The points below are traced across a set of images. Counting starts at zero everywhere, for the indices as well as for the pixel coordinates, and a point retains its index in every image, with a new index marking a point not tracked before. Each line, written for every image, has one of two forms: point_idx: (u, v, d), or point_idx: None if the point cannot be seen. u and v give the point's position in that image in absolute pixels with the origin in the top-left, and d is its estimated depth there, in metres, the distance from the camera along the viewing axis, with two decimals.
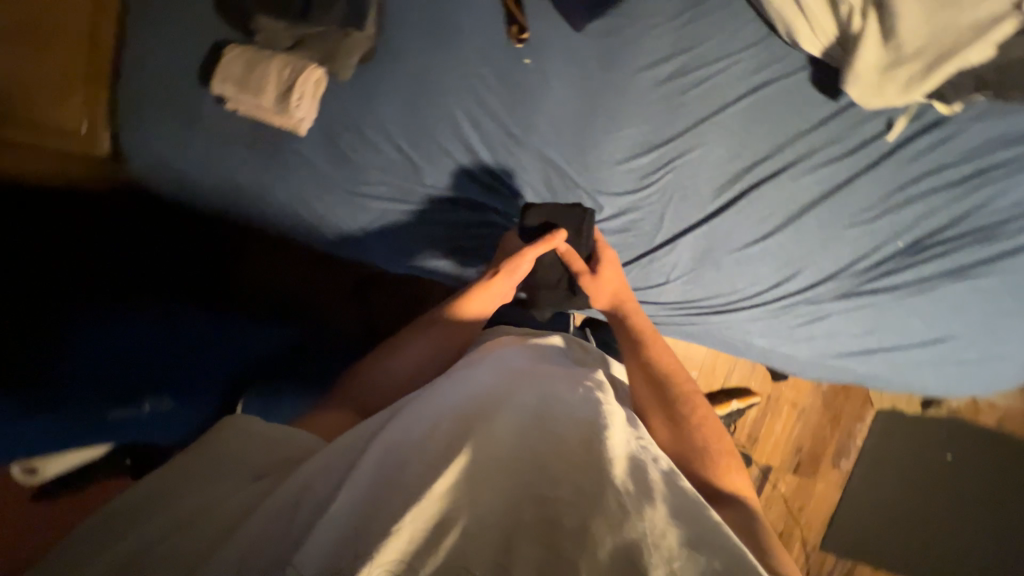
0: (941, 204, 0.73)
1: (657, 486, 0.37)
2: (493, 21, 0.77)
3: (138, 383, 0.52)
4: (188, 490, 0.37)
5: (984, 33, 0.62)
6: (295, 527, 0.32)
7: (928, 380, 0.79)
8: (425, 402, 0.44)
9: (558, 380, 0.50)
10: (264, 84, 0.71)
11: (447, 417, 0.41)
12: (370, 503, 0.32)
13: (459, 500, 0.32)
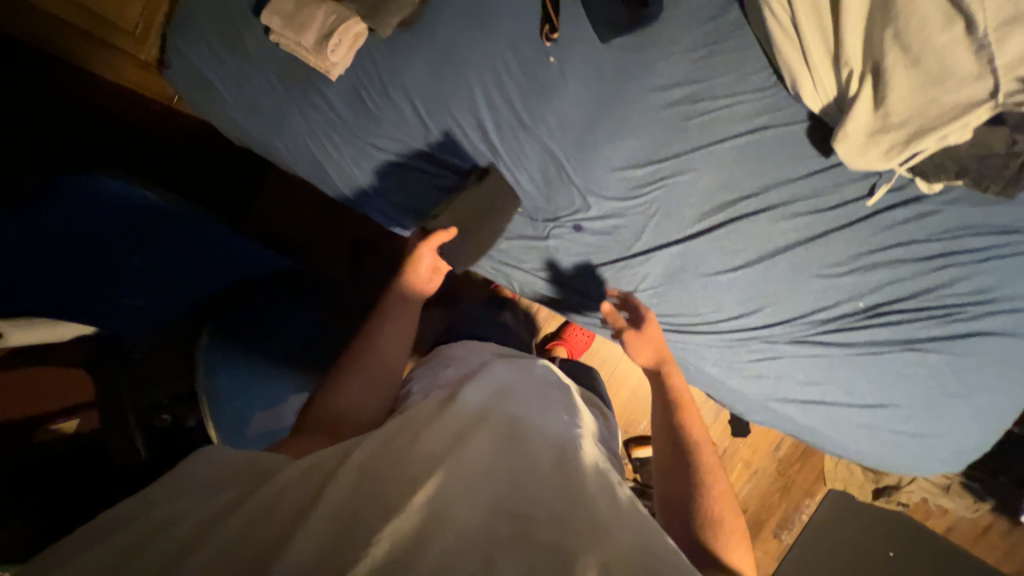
0: (907, 275, 0.76)
1: (619, 507, 0.45)
2: (530, 17, 0.84)
3: (110, 290, 0.68)
4: (159, 502, 0.38)
5: (962, 114, 0.65)
6: (280, 518, 0.37)
7: (864, 445, 0.80)
8: (409, 417, 0.51)
9: (525, 408, 0.55)
10: (308, 26, 0.84)
11: (431, 433, 0.47)
12: (362, 504, 0.38)
13: (441, 510, 0.38)
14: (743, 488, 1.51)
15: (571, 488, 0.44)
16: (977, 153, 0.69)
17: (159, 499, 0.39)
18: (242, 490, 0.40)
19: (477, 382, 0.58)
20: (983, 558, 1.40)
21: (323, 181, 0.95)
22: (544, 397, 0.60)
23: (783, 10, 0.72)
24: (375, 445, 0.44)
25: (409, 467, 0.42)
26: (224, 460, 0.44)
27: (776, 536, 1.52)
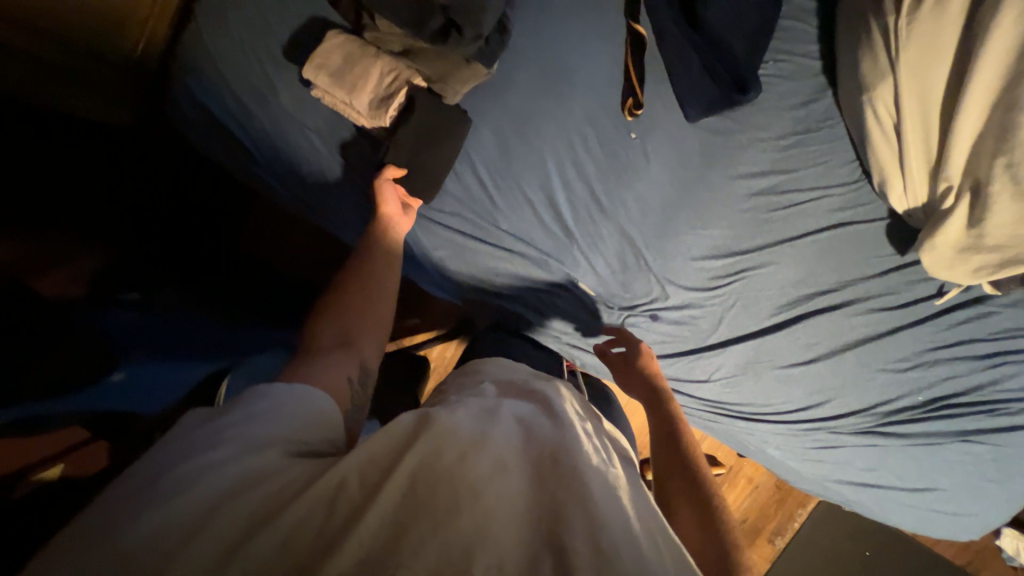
0: (963, 371, 0.80)
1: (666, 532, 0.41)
2: (612, 85, 0.78)
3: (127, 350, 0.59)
4: (209, 466, 0.39)
5: None
6: (331, 523, 0.36)
7: (904, 518, 0.87)
8: (467, 416, 0.46)
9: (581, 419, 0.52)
10: (361, 85, 0.73)
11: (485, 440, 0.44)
12: (406, 517, 0.37)
13: (483, 535, 0.36)
14: (744, 502, 1.54)
15: (632, 518, 0.39)
16: None
17: (206, 462, 0.39)
18: (305, 476, 0.40)
19: (536, 397, 0.54)
20: None
21: None
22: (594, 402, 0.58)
23: (886, 113, 0.71)
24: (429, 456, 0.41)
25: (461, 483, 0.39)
26: (265, 408, 0.45)
27: (771, 541, 1.55)
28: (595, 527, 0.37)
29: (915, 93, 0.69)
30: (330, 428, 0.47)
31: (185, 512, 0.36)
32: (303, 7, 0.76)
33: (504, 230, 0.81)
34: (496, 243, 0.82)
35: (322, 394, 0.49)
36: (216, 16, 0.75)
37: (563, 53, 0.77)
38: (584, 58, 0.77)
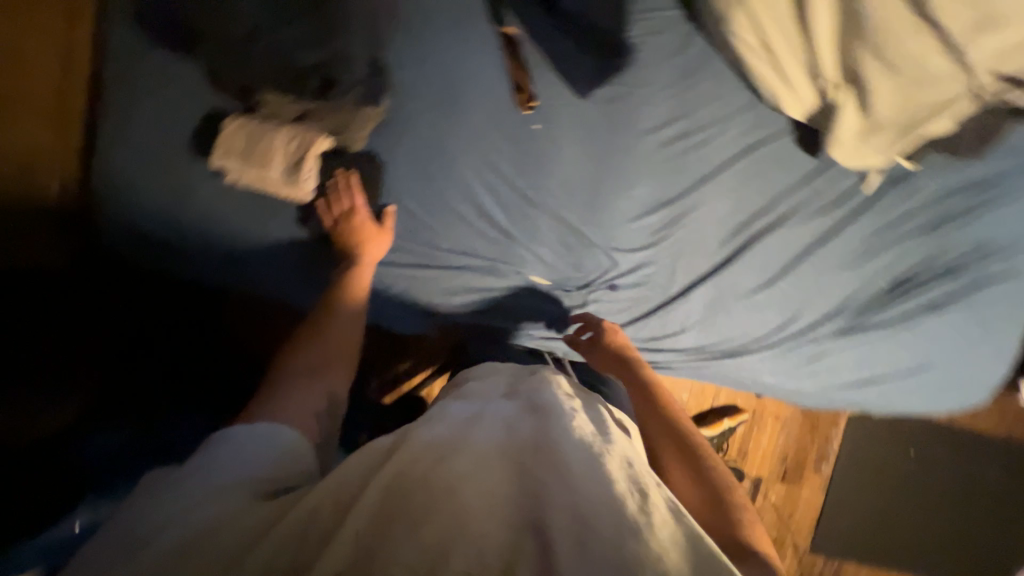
0: (914, 247, 0.82)
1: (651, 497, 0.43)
2: (504, 87, 0.81)
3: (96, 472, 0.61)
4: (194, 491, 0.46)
5: (946, 108, 0.69)
6: (307, 546, 0.38)
7: (914, 403, 0.88)
8: (441, 432, 0.48)
9: (547, 406, 0.54)
10: (269, 158, 0.75)
11: (455, 448, 0.46)
12: (383, 522, 0.39)
13: (456, 530, 0.37)
14: (779, 440, 1.56)
15: (615, 493, 0.41)
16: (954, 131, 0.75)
17: (191, 489, 0.46)
18: (283, 511, 0.42)
19: (502, 401, 0.56)
20: None
21: None
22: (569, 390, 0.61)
23: (752, 36, 0.73)
24: (398, 473, 0.43)
25: (430, 485, 0.41)
26: (239, 436, 0.52)
27: (819, 470, 1.54)
28: (567, 496, 0.40)
29: (771, 11, 0.70)
30: (301, 456, 0.53)
31: (175, 534, 0.41)
32: (193, 101, 0.78)
33: (447, 250, 0.83)
34: (442, 265, 0.83)
35: (291, 425, 0.56)
36: (117, 138, 0.78)
37: (448, 73, 0.80)
38: (470, 71, 0.81)
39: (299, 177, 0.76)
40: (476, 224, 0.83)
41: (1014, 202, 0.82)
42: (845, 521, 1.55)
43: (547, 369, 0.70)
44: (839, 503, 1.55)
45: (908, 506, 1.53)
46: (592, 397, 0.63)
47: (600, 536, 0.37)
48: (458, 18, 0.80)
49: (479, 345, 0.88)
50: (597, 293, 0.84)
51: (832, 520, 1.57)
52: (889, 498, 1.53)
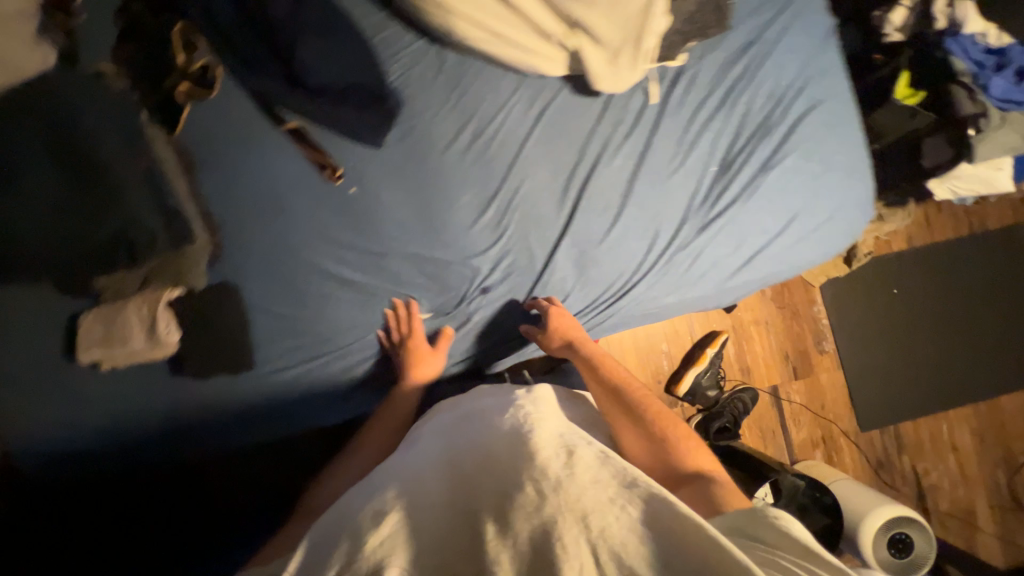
0: (720, 125, 0.87)
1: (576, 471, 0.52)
2: (312, 170, 0.88)
3: None
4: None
5: (648, 15, 0.76)
6: None
7: (812, 253, 0.88)
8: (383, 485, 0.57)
9: (493, 423, 0.64)
10: (129, 333, 0.79)
11: (416, 485, 0.56)
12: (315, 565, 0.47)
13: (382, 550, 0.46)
14: (771, 341, 1.65)
15: (540, 484, 0.50)
16: (687, 22, 0.83)
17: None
18: None
19: (459, 433, 0.67)
20: (938, 237, 1.67)
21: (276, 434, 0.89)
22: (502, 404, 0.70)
23: (479, 34, 0.81)
24: (365, 509, 0.52)
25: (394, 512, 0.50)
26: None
27: (822, 350, 1.65)
28: (503, 497, 0.50)
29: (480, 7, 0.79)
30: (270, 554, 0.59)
31: None
32: (43, 318, 0.81)
33: (329, 330, 0.88)
34: (334, 345, 0.88)
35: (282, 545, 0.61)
36: None
37: (259, 184, 0.87)
38: (278, 174, 0.88)
39: (160, 333, 0.80)
40: (346, 294, 0.88)
41: (782, 46, 0.88)
42: (866, 378, 1.65)
43: (494, 390, 0.77)
44: (851, 367, 1.65)
45: (898, 338, 1.65)
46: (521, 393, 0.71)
47: (528, 512, 0.47)
48: (246, 136, 0.88)
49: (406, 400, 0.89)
50: (475, 302, 0.88)
51: (859, 386, 1.65)
52: (881, 342, 1.65)
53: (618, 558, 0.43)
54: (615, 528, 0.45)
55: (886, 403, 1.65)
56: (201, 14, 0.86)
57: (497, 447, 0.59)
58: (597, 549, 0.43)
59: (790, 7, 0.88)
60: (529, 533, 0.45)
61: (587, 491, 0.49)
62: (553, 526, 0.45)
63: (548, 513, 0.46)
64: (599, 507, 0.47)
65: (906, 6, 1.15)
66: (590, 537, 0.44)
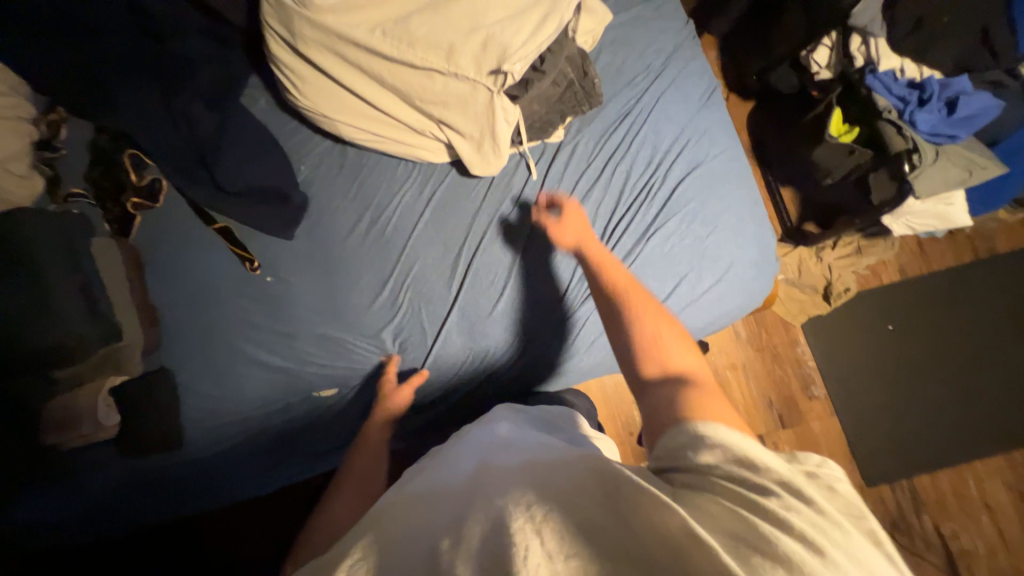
0: (600, 195, 0.88)
1: (544, 473, 0.45)
2: (236, 262, 0.99)
3: None
4: None
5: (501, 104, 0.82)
6: None
7: (702, 317, 0.87)
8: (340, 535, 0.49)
9: (449, 462, 0.58)
10: (74, 417, 0.91)
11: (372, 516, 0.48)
12: None
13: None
14: (753, 387, 1.51)
15: (502, 492, 0.44)
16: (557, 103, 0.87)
17: None
18: None
19: (423, 469, 0.60)
20: (935, 267, 1.53)
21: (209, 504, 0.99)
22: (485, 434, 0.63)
23: (363, 134, 0.89)
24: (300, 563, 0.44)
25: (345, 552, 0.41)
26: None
27: (813, 395, 1.50)
28: (460, 512, 0.43)
29: (353, 113, 0.87)
30: None
31: None
32: None
33: (249, 407, 0.97)
34: (252, 419, 0.97)
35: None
36: None
37: (192, 276, 0.99)
38: (207, 266, 0.99)
39: (103, 417, 0.92)
40: (264, 371, 0.97)
41: (660, 112, 0.89)
42: (866, 425, 1.48)
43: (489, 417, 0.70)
44: (846, 413, 1.49)
45: (898, 379, 1.50)
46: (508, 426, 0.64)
47: (475, 517, 0.41)
48: (181, 235, 1.01)
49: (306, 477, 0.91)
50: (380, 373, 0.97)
51: (857, 435, 1.48)
52: (878, 384, 1.50)
53: (567, 540, 0.37)
54: (566, 513, 0.39)
55: (895, 453, 1.47)
56: (133, 127, 0.97)
57: (464, 473, 0.53)
58: (538, 534, 0.37)
59: (665, 74, 0.90)
60: (478, 534, 0.39)
61: (536, 485, 0.43)
62: (500, 520, 0.39)
63: (496, 510, 0.41)
64: (542, 500, 0.41)
65: (826, 44, 1.09)
66: (536, 527, 0.38)
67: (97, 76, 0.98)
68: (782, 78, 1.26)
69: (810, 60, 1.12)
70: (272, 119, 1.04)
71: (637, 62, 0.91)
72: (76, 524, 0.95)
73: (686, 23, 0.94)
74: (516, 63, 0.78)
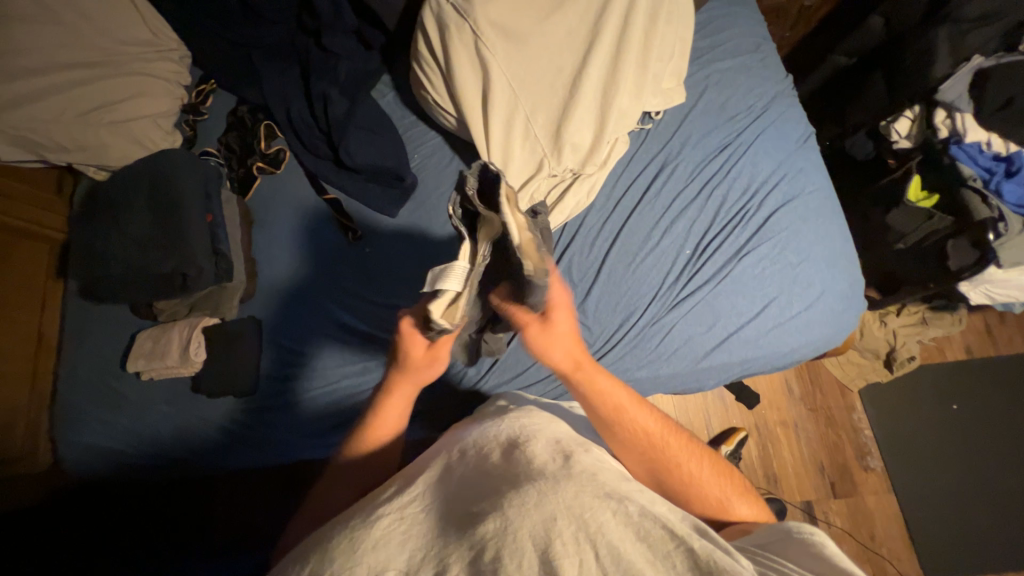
0: (695, 213, 0.93)
1: (592, 504, 0.42)
2: (338, 229, 1.06)
3: None
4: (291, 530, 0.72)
5: (596, 124, 0.93)
6: (323, 541, 0.43)
7: (787, 341, 0.88)
8: (392, 486, 0.52)
9: (484, 435, 0.57)
10: (169, 349, 0.96)
11: (419, 486, 0.50)
12: (311, 544, 0.44)
13: (386, 542, 0.41)
14: (804, 449, 1.44)
15: (543, 509, 0.41)
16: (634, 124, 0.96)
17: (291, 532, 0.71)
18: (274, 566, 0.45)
19: (468, 433, 0.60)
20: (1001, 350, 1.51)
21: (264, 459, 1.00)
22: (502, 425, 0.59)
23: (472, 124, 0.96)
24: (366, 507, 0.49)
25: (399, 519, 0.44)
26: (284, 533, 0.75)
27: (869, 466, 1.43)
28: (503, 498, 0.43)
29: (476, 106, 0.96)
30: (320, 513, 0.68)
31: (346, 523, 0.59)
32: (117, 328, 1.03)
33: (324, 366, 1.00)
34: (324, 381, 0.99)
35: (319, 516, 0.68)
36: (68, 370, 1.02)
37: (295, 237, 1.06)
38: (312, 230, 1.07)
39: (192, 350, 0.95)
40: (347, 335, 1.01)
41: (759, 147, 0.96)
42: (931, 509, 1.38)
43: (521, 409, 0.66)
44: (908, 492, 1.40)
45: (965, 461, 1.42)
46: (526, 421, 0.59)
47: (525, 509, 0.41)
48: (293, 199, 1.09)
49: None
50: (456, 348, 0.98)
51: (919, 519, 1.37)
52: (943, 465, 1.42)
53: (615, 551, 0.37)
54: (612, 524, 0.40)
55: (962, 545, 1.35)
56: (275, 100, 1.09)
57: (495, 462, 0.51)
58: (594, 547, 0.37)
59: (766, 115, 0.98)
60: (531, 528, 0.39)
61: (585, 490, 0.44)
62: (552, 521, 0.39)
63: (550, 509, 0.40)
64: (592, 504, 0.42)
65: (908, 116, 1.18)
66: (587, 536, 0.38)
67: (255, 56, 1.12)
68: (856, 145, 1.31)
69: (891, 129, 1.20)
70: (394, 112, 1.15)
71: (740, 101, 0.99)
72: (140, 456, 0.98)
73: (786, 75, 1.03)
74: (620, 97, 0.93)
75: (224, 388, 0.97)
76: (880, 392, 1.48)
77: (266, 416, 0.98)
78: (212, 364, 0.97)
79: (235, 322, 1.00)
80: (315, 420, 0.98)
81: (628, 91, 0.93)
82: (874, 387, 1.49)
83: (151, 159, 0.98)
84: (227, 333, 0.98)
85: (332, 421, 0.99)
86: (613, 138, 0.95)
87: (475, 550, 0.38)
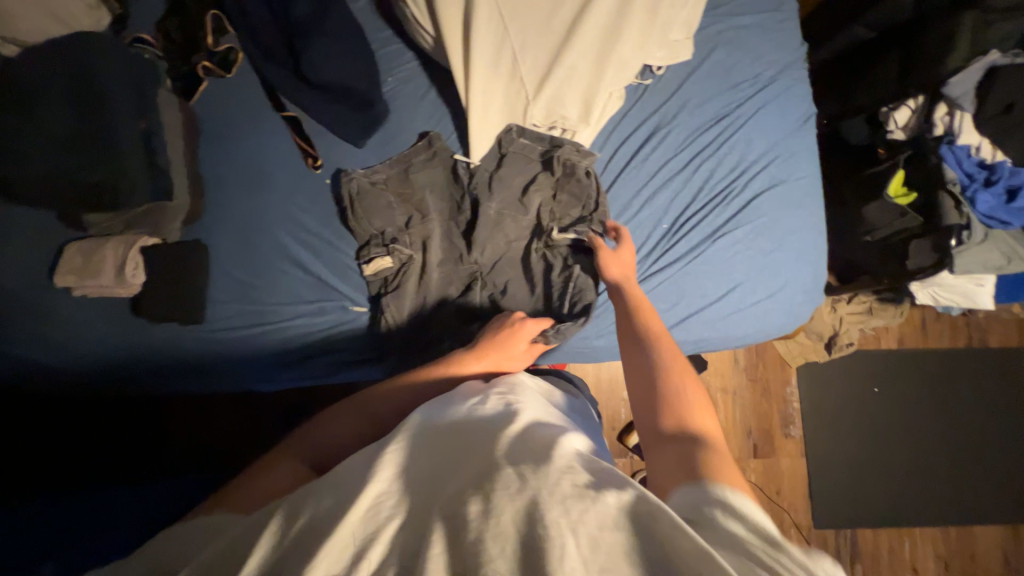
0: (679, 188, 0.90)
1: (578, 491, 0.41)
2: (298, 155, 0.96)
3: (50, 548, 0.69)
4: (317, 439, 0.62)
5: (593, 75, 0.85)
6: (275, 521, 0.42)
7: (742, 328, 0.91)
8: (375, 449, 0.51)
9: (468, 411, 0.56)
10: (102, 267, 0.87)
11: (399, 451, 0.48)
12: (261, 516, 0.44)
13: (369, 518, 0.41)
14: (737, 414, 1.56)
15: (529, 500, 0.39)
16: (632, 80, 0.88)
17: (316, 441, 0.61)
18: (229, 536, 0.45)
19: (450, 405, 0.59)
20: (928, 343, 1.64)
21: (211, 386, 0.99)
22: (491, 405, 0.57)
23: (455, 49, 0.84)
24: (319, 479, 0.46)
25: (387, 490, 0.43)
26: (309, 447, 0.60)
27: (789, 433, 1.57)
28: (486, 481, 0.42)
29: (461, 29, 0.83)
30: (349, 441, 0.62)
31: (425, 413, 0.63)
32: (39, 237, 0.92)
33: (280, 303, 0.95)
34: (280, 320, 0.95)
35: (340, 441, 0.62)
36: None
37: (250, 157, 0.96)
38: (268, 152, 0.96)
39: (131, 274, 0.87)
40: (304, 273, 0.95)
41: (755, 122, 0.91)
42: (833, 473, 1.56)
43: (512, 384, 0.66)
44: (817, 458, 1.57)
45: (872, 435, 1.59)
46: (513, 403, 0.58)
47: (509, 493, 0.41)
48: (247, 112, 0.97)
49: (336, 370, 0.98)
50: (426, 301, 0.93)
51: (821, 480, 1.56)
52: (853, 437, 1.58)
53: (594, 541, 0.37)
54: (593, 510, 0.39)
55: (852, 502, 1.56)
56: None
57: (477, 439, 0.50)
58: (573, 533, 0.37)
59: (770, 88, 0.92)
60: (515, 516, 0.39)
61: (569, 477, 0.42)
62: (535, 503, 0.39)
63: (531, 492, 0.40)
64: (573, 491, 0.40)
65: (909, 106, 1.15)
66: (569, 522, 0.38)
67: None
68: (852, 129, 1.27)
69: (891, 117, 1.18)
70: (368, 21, 1.00)
71: (747, 68, 0.92)
72: (76, 373, 0.94)
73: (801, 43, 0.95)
74: (624, 45, 0.84)
75: (161, 312, 0.91)
76: (814, 370, 1.60)
77: (215, 346, 0.95)
78: (151, 288, 0.90)
79: (176, 246, 0.91)
80: (269, 356, 0.96)
81: (632, 42, 0.85)
82: (810, 365, 1.60)
83: (71, 41, 0.83)
84: (167, 255, 0.91)
85: (285, 357, 0.96)
86: (605, 98, 0.87)
87: (454, 531, 0.39)
